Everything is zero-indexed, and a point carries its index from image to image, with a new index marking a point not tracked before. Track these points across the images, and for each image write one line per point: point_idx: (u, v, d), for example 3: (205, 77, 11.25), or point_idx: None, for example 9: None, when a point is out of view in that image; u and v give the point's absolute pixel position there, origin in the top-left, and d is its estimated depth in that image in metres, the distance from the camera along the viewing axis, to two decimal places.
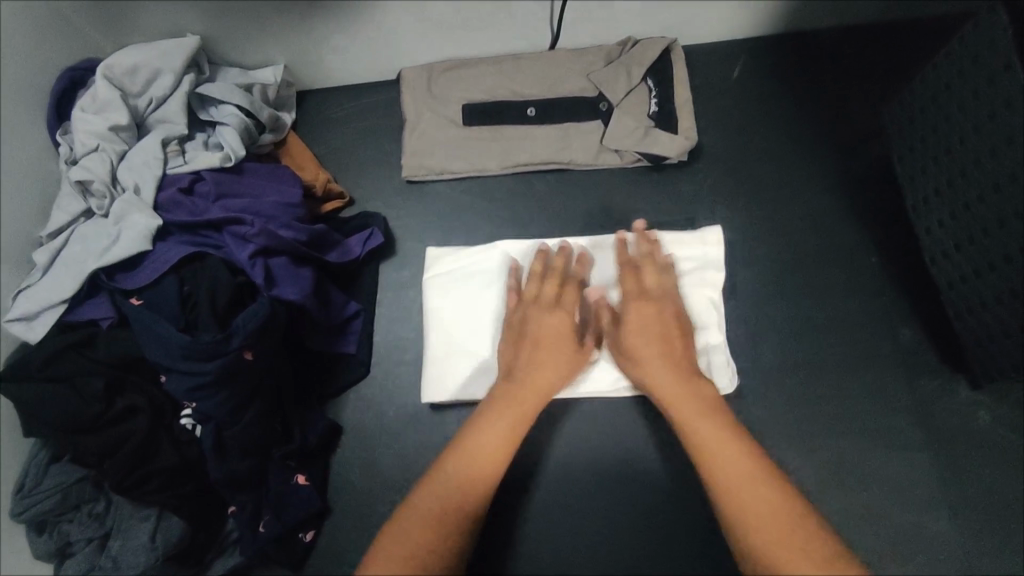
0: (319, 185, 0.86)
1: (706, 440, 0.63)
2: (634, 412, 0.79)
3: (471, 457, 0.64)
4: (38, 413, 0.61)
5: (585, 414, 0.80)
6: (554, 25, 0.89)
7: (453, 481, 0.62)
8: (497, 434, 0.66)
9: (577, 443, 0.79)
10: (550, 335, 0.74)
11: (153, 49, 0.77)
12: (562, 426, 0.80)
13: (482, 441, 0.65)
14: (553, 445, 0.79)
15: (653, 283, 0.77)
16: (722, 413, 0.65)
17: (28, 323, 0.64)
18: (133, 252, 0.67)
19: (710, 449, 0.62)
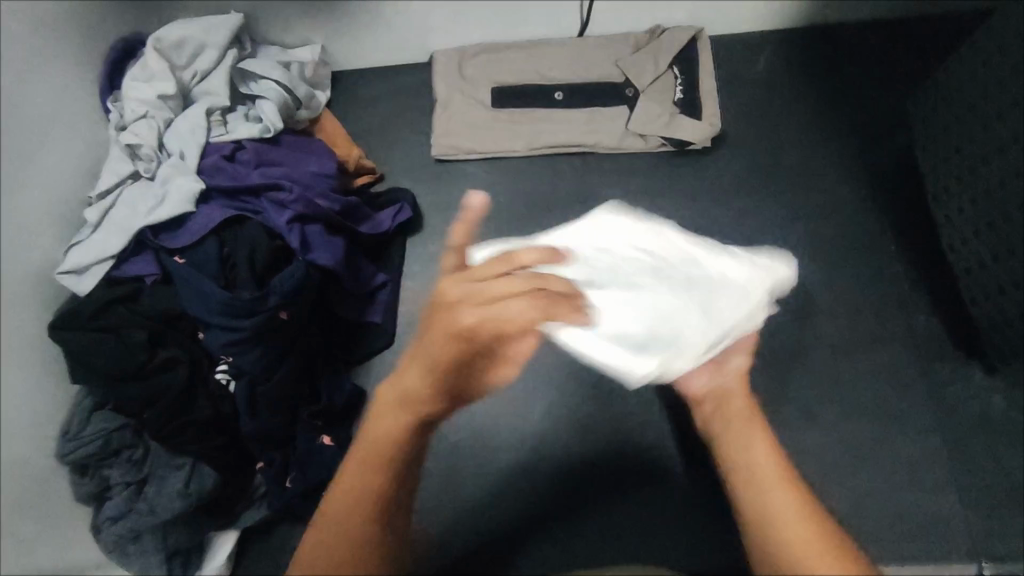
0: (351, 161, 0.89)
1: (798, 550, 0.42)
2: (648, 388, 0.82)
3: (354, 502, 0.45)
4: (83, 360, 0.64)
5: (604, 391, 0.82)
6: (583, 10, 0.91)
7: (358, 516, 0.44)
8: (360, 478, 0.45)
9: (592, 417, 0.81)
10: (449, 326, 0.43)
11: (200, 24, 0.81)
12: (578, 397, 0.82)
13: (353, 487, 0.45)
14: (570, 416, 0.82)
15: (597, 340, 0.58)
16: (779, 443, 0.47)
17: (78, 276, 0.68)
18: (177, 212, 0.70)
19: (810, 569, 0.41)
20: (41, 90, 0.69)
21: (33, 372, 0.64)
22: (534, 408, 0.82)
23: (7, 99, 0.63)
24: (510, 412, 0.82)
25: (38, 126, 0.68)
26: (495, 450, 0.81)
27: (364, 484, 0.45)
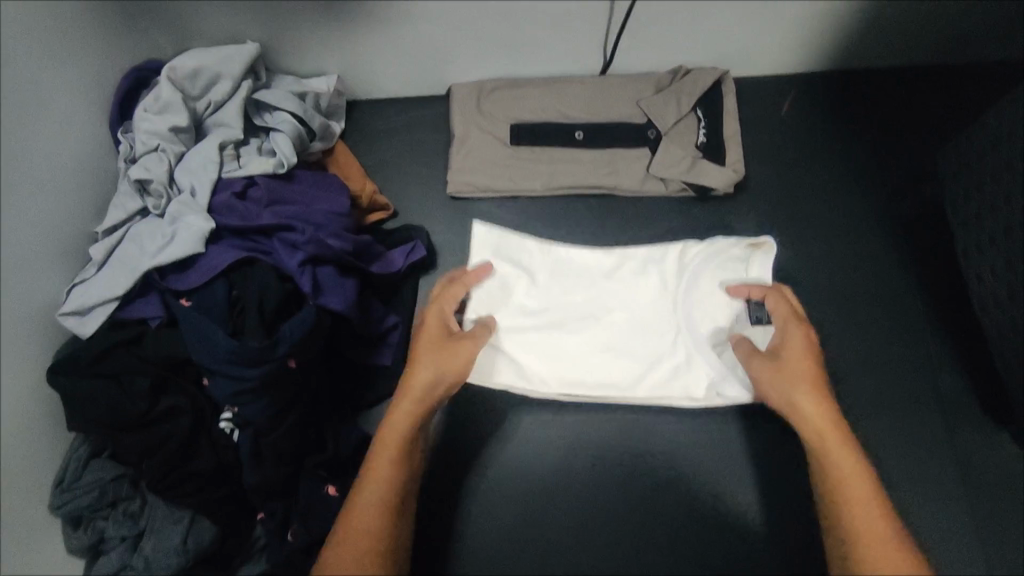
0: (364, 195, 0.87)
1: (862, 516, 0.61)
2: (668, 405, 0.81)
3: (382, 471, 0.63)
4: (84, 407, 0.62)
5: (620, 419, 0.81)
6: (606, 49, 0.89)
7: (382, 482, 0.63)
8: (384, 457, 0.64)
9: (608, 466, 0.79)
10: (428, 343, 0.70)
11: (215, 54, 0.79)
12: (589, 419, 0.81)
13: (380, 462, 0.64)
14: (584, 440, 0.80)
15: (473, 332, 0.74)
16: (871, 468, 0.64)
17: (81, 318, 0.65)
18: (188, 253, 0.67)
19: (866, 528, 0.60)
20: (47, 122, 0.66)
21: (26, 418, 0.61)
22: (548, 443, 0.80)
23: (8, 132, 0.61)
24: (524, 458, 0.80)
25: (43, 161, 0.65)
26: (506, 501, 0.78)
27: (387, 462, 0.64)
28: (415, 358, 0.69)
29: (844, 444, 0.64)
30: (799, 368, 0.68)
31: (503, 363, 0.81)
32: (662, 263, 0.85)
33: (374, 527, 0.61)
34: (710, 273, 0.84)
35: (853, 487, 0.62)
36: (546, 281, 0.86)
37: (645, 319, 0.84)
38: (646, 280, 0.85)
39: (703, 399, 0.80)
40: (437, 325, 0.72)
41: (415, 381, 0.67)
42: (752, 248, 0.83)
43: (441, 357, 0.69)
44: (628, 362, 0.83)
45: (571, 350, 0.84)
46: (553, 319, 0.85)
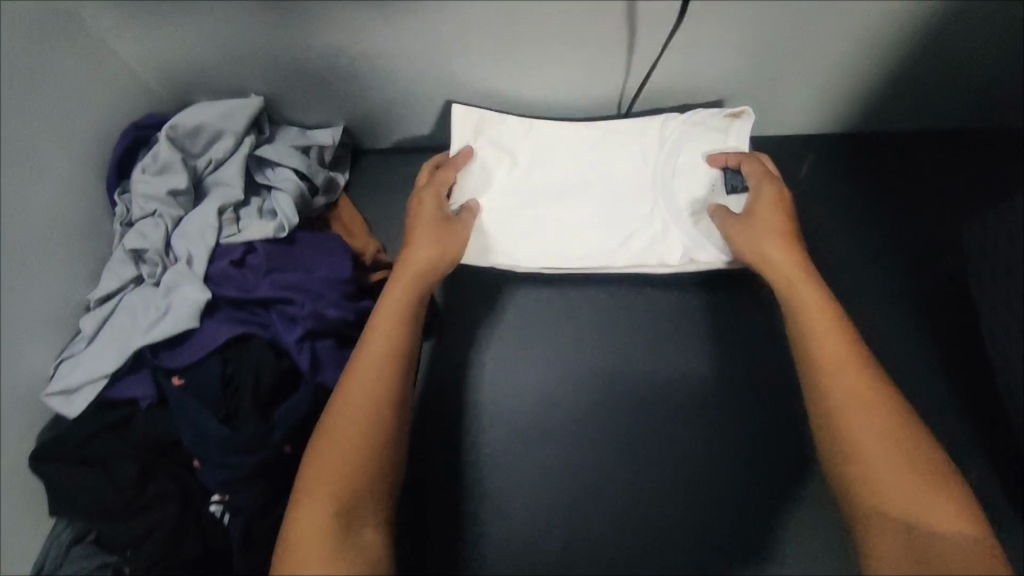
0: (368, 254, 0.84)
1: (852, 408, 0.61)
2: (630, 309, 0.86)
3: (381, 335, 0.66)
4: (66, 493, 0.60)
5: (607, 300, 0.87)
6: (622, 107, 0.87)
7: (382, 343, 0.65)
8: (385, 322, 0.67)
9: (602, 482, 0.78)
10: (424, 225, 0.76)
11: (218, 109, 0.77)
12: (584, 304, 0.87)
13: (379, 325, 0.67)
14: (578, 331, 0.85)
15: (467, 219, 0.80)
16: (861, 352, 0.64)
17: (66, 397, 0.62)
18: (180, 328, 0.64)
19: (847, 404, 0.61)
20: (37, 192, 0.64)
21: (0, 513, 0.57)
22: (525, 382, 0.83)
23: None
24: (521, 462, 0.79)
25: (28, 235, 0.63)
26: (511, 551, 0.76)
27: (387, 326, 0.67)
28: (414, 236, 0.75)
29: (832, 331, 0.65)
30: (772, 221, 0.74)
31: (494, 242, 0.83)
32: (644, 136, 0.84)
33: (374, 386, 0.63)
34: (691, 145, 0.83)
35: (833, 358, 0.63)
36: (527, 157, 0.85)
37: (627, 187, 0.85)
38: (625, 153, 0.85)
39: (677, 265, 0.82)
40: (434, 204, 0.78)
41: (412, 260, 0.73)
42: (731, 118, 0.81)
43: (433, 242, 0.75)
44: (607, 238, 0.84)
45: (552, 218, 0.84)
46: (536, 195, 0.84)
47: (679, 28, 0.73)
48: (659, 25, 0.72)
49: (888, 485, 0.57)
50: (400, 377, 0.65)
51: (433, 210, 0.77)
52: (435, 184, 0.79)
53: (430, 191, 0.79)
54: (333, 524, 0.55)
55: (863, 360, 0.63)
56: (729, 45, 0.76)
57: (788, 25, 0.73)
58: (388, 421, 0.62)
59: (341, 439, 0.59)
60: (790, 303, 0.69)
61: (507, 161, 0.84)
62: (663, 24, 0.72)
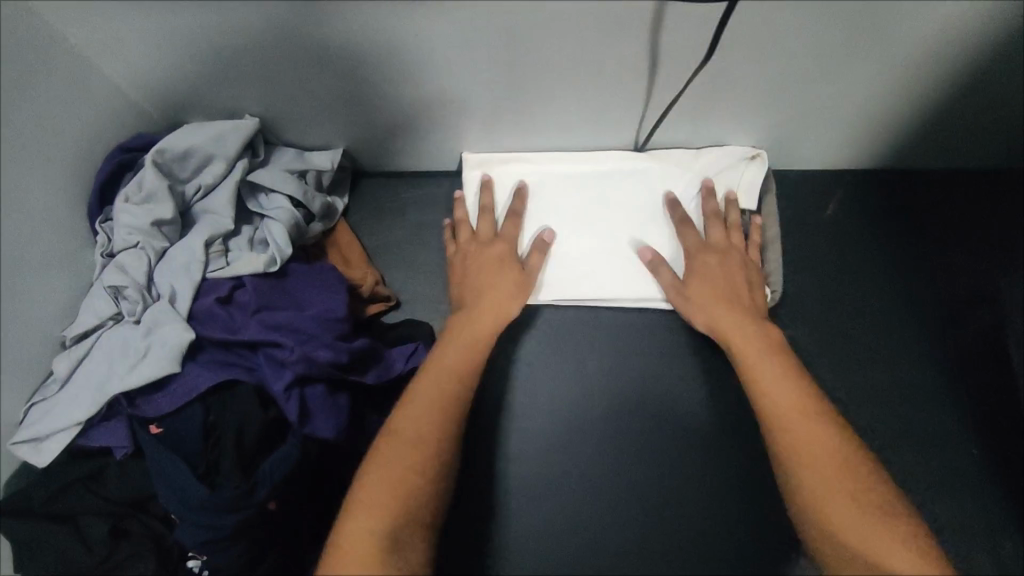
0: (367, 285, 0.79)
1: (804, 452, 0.63)
2: (649, 345, 0.83)
3: (451, 368, 0.69)
4: (34, 550, 0.56)
5: (627, 333, 0.84)
6: (639, 137, 0.82)
7: (449, 375, 0.68)
8: (453, 355, 0.70)
9: (609, 534, 0.76)
10: (494, 265, 0.78)
11: (208, 132, 0.72)
12: (607, 334, 0.84)
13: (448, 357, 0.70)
14: (598, 367, 0.83)
15: (534, 262, 0.80)
16: (805, 394, 0.67)
17: (37, 446, 0.59)
18: (159, 374, 0.60)
19: (799, 448, 0.63)
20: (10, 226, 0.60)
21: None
22: (547, 415, 0.81)
23: None
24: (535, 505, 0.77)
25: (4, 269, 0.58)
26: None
27: (454, 359, 0.70)
28: (484, 272, 0.78)
29: (778, 377, 0.68)
30: (712, 276, 0.77)
31: None
32: (662, 164, 0.83)
33: (435, 415, 0.65)
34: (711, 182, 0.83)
35: (784, 406, 0.66)
36: (543, 190, 0.84)
37: (645, 223, 0.84)
38: (643, 185, 0.83)
39: None
40: (504, 249, 0.80)
41: (483, 301, 0.76)
42: (749, 160, 0.82)
43: (498, 272, 0.78)
44: (624, 273, 0.83)
45: (568, 251, 0.84)
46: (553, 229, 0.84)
47: (708, 59, 0.68)
48: (688, 54, 0.68)
49: (848, 525, 0.59)
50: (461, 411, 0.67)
51: (505, 251, 0.80)
52: (510, 222, 0.82)
53: (505, 229, 0.82)
54: (378, 548, 0.56)
55: (810, 402, 0.66)
56: (760, 77, 0.71)
57: (824, 59, 0.68)
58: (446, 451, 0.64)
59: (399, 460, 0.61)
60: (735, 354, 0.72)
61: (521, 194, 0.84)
62: (691, 54, 0.67)
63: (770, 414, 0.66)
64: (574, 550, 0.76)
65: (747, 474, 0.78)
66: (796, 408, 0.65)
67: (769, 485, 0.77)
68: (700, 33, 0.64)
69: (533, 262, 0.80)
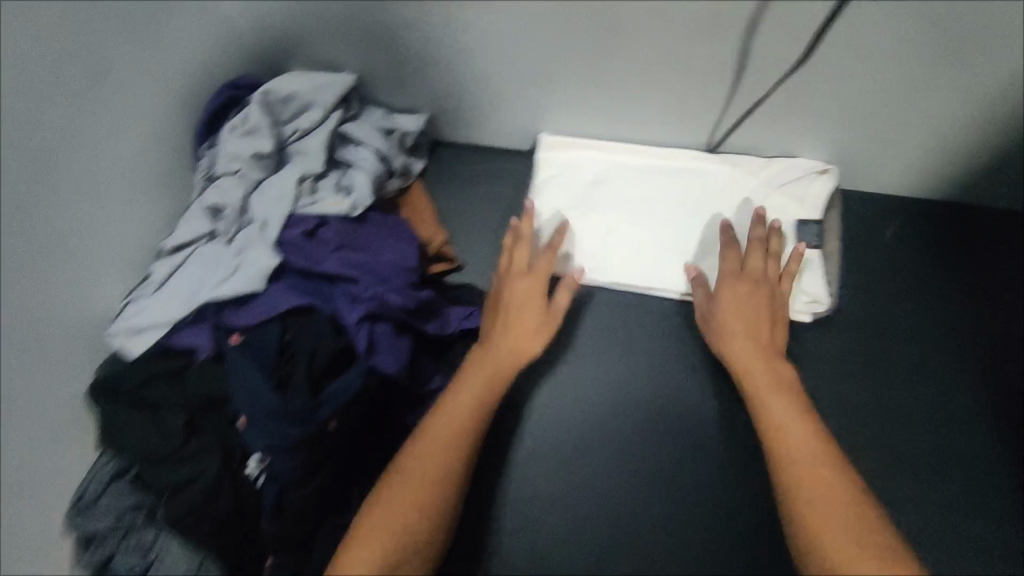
0: (433, 245, 0.85)
1: (808, 481, 0.62)
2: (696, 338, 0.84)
3: (457, 417, 0.68)
4: (117, 430, 0.62)
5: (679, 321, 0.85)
6: (712, 137, 0.84)
7: (456, 422, 0.67)
8: (463, 400, 0.69)
9: (634, 511, 0.78)
10: (515, 303, 0.75)
11: (311, 82, 0.78)
12: (655, 318, 0.86)
13: (457, 402, 0.69)
14: (643, 352, 0.85)
15: (561, 299, 0.76)
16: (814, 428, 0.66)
17: (129, 335, 0.64)
18: (247, 290, 0.65)
19: (800, 472, 0.63)
20: (122, 134, 0.66)
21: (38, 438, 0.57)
22: (588, 391, 0.83)
23: (77, 140, 0.60)
24: (564, 472, 0.80)
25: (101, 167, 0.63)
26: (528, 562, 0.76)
27: (463, 405, 0.69)
28: (507, 311, 0.75)
29: (789, 407, 0.68)
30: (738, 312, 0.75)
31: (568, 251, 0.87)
32: (731, 168, 0.85)
33: (438, 463, 0.65)
34: (777, 191, 0.85)
35: (791, 436, 0.66)
36: (610, 178, 0.88)
37: (707, 222, 0.86)
38: (710, 185, 0.86)
39: None
40: (535, 282, 0.76)
41: (502, 342, 0.73)
42: (817, 175, 0.84)
43: (523, 311, 0.74)
44: (679, 267, 0.86)
45: (626, 239, 0.87)
46: (615, 216, 0.88)
47: (788, 60, 0.71)
48: (769, 55, 0.70)
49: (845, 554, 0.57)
50: (464, 458, 0.66)
51: (533, 287, 0.76)
52: (543, 256, 0.78)
53: (537, 263, 0.78)
54: None
55: (820, 438, 0.65)
56: (835, 86, 0.73)
57: (916, 70, 0.70)
58: (444, 502, 0.64)
59: (394, 514, 0.61)
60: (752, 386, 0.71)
61: (589, 180, 0.88)
62: (774, 53, 0.70)
63: (774, 440, 0.67)
64: (599, 519, 0.78)
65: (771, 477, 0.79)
66: (799, 435, 0.66)
67: None
68: (799, 25, 0.66)
69: (559, 300, 0.76)
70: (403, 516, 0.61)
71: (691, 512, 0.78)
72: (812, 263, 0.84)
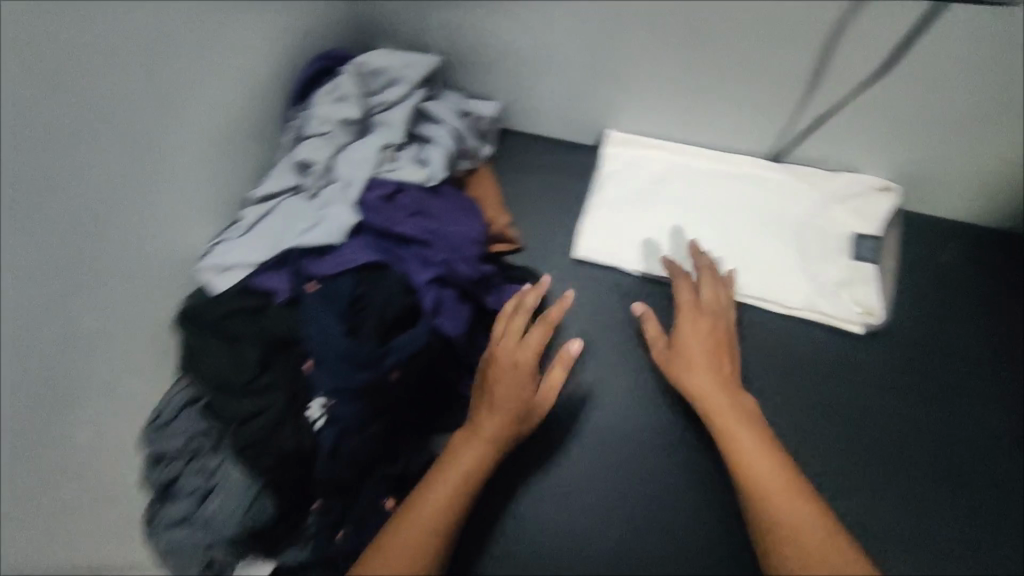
0: (495, 226, 0.87)
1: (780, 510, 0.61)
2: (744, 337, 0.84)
3: (476, 460, 0.69)
4: (196, 358, 0.67)
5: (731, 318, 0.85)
6: (772, 147, 0.87)
7: (472, 465, 0.69)
8: (482, 443, 0.70)
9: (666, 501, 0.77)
10: (511, 378, 0.73)
11: (400, 59, 0.83)
12: None
13: (473, 443, 0.70)
14: None
15: (556, 378, 0.77)
16: (776, 453, 0.66)
17: (217, 271, 0.69)
18: (327, 241, 0.69)
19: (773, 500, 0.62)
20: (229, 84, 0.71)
21: (115, 352, 0.63)
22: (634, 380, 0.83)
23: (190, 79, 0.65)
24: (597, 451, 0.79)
25: (205, 113, 0.69)
26: (553, 540, 0.75)
27: (480, 449, 0.70)
28: (504, 378, 0.73)
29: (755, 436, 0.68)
30: (698, 344, 0.76)
31: (625, 244, 0.90)
32: (791, 178, 0.87)
33: (453, 501, 0.66)
34: (837, 204, 0.87)
35: (759, 465, 0.65)
36: (671, 178, 0.91)
37: (764, 227, 0.88)
38: (770, 192, 0.88)
39: (795, 308, 0.84)
40: (530, 361, 0.74)
41: (502, 405, 0.72)
42: (878, 191, 0.85)
43: (516, 390, 0.73)
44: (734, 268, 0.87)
45: (683, 237, 0.89)
46: (675, 214, 0.90)
47: (854, 69, 0.73)
48: (836, 62, 0.73)
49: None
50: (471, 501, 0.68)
51: (528, 367, 0.74)
52: (541, 332, 0.75)
53: (534, 338, 0.75)
54: None
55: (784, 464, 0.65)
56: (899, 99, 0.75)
57: (987, 84, 0.71)
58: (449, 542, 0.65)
59: (403, 545, 0.62)
60: (715, 417, 0.71)
61: (651, 178, 0.91)
62: (841, 60, 0.73)
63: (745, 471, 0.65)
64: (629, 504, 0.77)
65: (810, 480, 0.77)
66: (766, 465, 0.65)
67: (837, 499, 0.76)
68: (869, 29, 0.69)
69: (551, 381, 0.77)
70: (413, 548, 0.62)
71: (726, 512, 0.76)
72: (867, 277, 0.85)
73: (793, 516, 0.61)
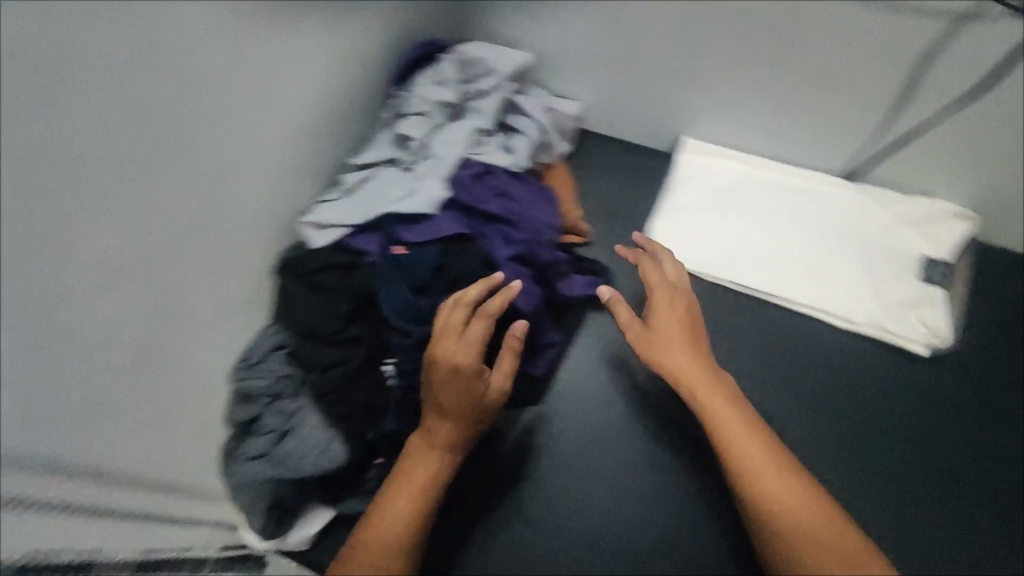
0: (570, 218, 0.91)
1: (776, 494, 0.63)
2: (801, 351, 0.87)
3: (441, 450, 0.70)
4: (291, 306, 0.71)
5: (790, 329, 0.88)
6: (849, 163, 0.89)
7: (441, 452, 0.70)
8: (444, 435, 0.70)
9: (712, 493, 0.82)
10: (452, 385, 0.68)
11: (496, 53, 0.88)
12: (767, 322, 0.89)
13: (438, 433, 0.70)
14: (750, 356, 0.87)
15: (504, 370, 0.72)
16: (762, 433, 0.67)
17: (317, 230, 0.73)
18: (420, 210, 0.73)
19: (772, 486, 0.63)
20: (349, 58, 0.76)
21: (222, 290, 0.68)
22: None
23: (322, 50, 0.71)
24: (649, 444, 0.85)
25: (325, 83, 0.74)
26: (599, 515, 0.82)
27: (442, 441, 0.70)
28: (448, 379, 0.68)
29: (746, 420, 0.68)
30: (671, 327, 0.74)
31: (694, 244, 0.92)
32: (865, 198, 0.89)
33: (427, 489, 0.69)
34: (910, 226, 0.87)
35: (752, 451, 0.65)
36: (744, 187, 0.93)
37: (835, 243, 0.89)
38: (843, 209, 0.89)
39: (858, 324, 0.86)
40: (470, 365, 0.68)
41: (448, 405, 0.69)
42: (953, 218, 0.86)
43: (463, 394, 0.69)
44: (801, 279, 0.89)
45: (752, 244, 0.91)
46: (745, 221, 0.92)
47: (950, 92, 0.75)
48: (933, 83, 0.75)
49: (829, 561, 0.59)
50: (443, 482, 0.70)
51: (469, 372, 0.68)
52: (478, 331, 0.69)
53: (468, 339, 0.69)
54: None
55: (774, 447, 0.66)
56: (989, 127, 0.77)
57: None
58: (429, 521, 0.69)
59: (385, 534, 0.66)
60: (702, 402, 0.69)
61: (724, 186, 0.94)
62: (939, 82, 0.74)
63: (740, 457, 0.65)
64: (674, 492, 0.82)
65: (857, 495, 0.80)
66: (761, 450, 0.65)
67: (879, 511, 0.79)
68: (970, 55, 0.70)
69: (495, 378, 0.71)
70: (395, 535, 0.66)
71: None
72: (935, 301, 0.86)
73: (789, 498, 0.62)
